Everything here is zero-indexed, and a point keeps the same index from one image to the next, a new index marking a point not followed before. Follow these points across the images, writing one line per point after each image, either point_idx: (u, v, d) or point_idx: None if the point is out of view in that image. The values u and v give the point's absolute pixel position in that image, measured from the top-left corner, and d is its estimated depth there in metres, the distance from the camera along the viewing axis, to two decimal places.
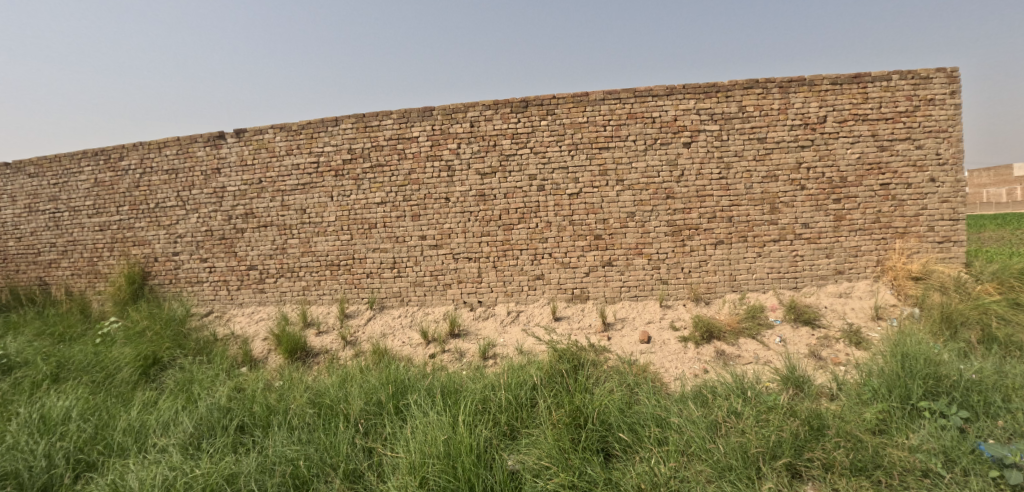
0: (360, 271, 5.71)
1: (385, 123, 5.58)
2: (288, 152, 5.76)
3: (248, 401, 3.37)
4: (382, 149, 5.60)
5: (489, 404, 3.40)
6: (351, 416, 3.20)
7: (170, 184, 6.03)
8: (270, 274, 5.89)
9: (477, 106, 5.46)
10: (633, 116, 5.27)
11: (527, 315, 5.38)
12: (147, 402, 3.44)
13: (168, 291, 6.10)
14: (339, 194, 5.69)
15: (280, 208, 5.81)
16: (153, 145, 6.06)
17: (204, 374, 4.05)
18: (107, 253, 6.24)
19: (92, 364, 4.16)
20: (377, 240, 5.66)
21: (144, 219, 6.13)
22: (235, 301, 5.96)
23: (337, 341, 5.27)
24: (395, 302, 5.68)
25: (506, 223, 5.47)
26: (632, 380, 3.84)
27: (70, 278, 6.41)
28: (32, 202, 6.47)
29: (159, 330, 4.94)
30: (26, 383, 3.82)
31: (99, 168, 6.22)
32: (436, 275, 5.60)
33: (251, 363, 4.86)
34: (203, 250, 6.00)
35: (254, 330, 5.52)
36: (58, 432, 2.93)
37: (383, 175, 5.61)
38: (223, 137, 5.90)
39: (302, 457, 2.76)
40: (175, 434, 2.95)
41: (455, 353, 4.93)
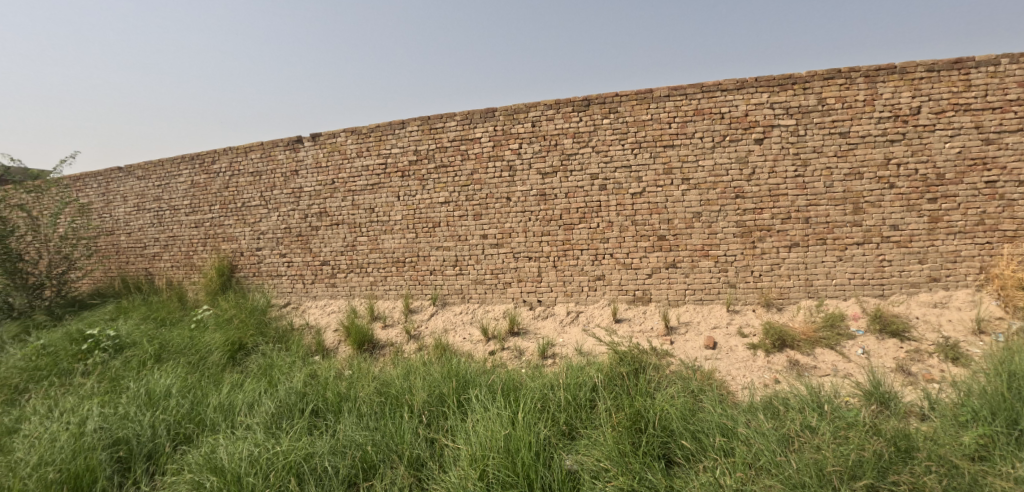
0: (424, 268, 5.91)
1: (449, 124, 5.74)
2: (358, 154, 6.07)
3: (322, 387, 3.59)
4: (446, 150, 5.76)
5: (549, 402, 3.39)
6: (415, 407, 3.30)
7: (254, 185, 6.54)
8: (341, 269, 6.23)
9: (538, 106, 5.49)
10: (700, 112, 5.08)
11: (587, 316, 5.33)
12: (234, 384, 3.75)
13: (251, 283, 6.62)
14: (405, 193, 5.92)
15: (351, 207, 6.13)
16: (240, 150, 6.60)
17: (282, 361, 4.36)
18: (201, 247, 6.87)
19: (188, 347, 4.58)
20: (441, 239, 5.83)
21: (232, 217, 6.68)
22: (310, 294, 6.35)
23: (402, 335, 5.48)
24: (456, 299, 5.82)
25: (567, 222, 5.45)
26: (696, 387, 3.70)
27: (170, 270, 7.11)
28: (140, 202, 7.25)
29: (244, 318, 5.42)
30: (134, 360, 4.27)
31: (195, 171, 6.86)
32: (497, 274, 5.68)
33: (323, 353, 5.17)
34: (282, 246, 6.45)
35: (327, 322, 5.86)
36: (161, 405, 3.24)
37: (447, 175, 5.77)
38: (301, 141, 6.33)
39: (370, 443, 2.85)
40: (258, 414, 3.18)
41: (515, 351, 4.97)
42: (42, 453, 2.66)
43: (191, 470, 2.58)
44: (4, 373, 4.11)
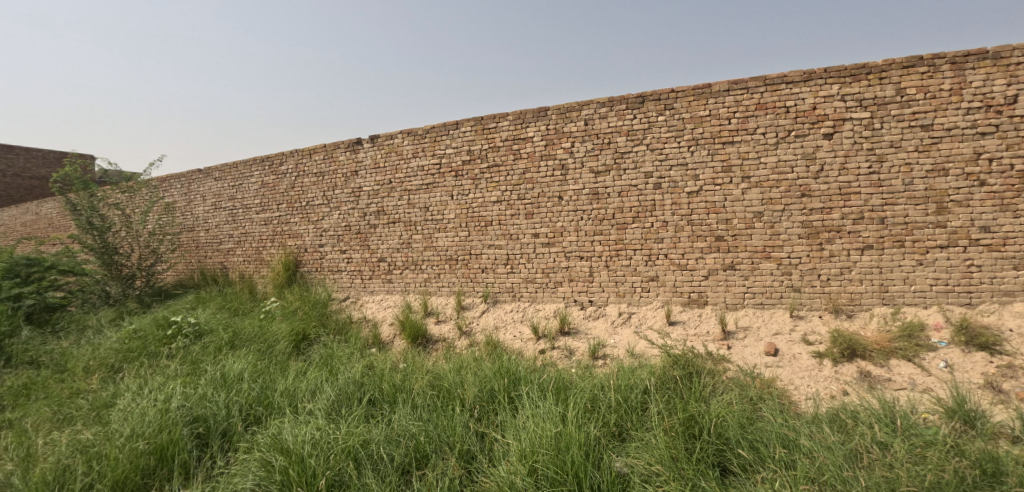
0: (477, 266, 6.01)
1: (502, 124, 5.81)
2: (414, 154, 6.27)
3: (378, 378, 3.74)
4: (498, 150, 5.84)
5: (599, 402, 3.35)
6: (466, 401, 3.37)
7: (318, 185, 6.91)
8: (397, 266, 6.45)
9: (592, 104, 5.44)
10: (763, 107, 4.85)
11: (639, 318, 5.22)
12: (299, 372, 3.98)
13: (314, 278, 6.99)
14: (458, 193, 6.05)
15: (407, 206, 6.34)
16: (305, 152, 6.99)
17: (342, 351, 4.59)
18: (270, 243, 7.34)
19: (259, 336, 4.92)
20: (492, 237, 5.91)
21: (298, 215, 7.08)
22: (368, 289, 6.62)
23: (453, 330, 5.60)
24: (507, 297, 5.87)
25: (620, 222, 5.37)
26: (755, 394, 3.54)
27: (242, 264, 7.64)
28: (217, 201, 7.84)
29: (308, 310, 5.74)
30: (211, 346, 4.62)
31: (265, 172, 7.34)
32: (548, 273, 5.68)
33: (380, 345, 5.38)
34: (343, 243, 6.77)
35: (383, 316, 6.09)
36: (234, 388, 3.49)
37: (499, 174, 5.84)
38: (361, 142, 6.62)
39: (423, 433, 2.93)
40: (320, 400, 3.34)
41: (565, 350, 4.95)
42: (134, 425, 2.93)
43: (259, 447, 2.73)
44: (103, 353, 4.57)
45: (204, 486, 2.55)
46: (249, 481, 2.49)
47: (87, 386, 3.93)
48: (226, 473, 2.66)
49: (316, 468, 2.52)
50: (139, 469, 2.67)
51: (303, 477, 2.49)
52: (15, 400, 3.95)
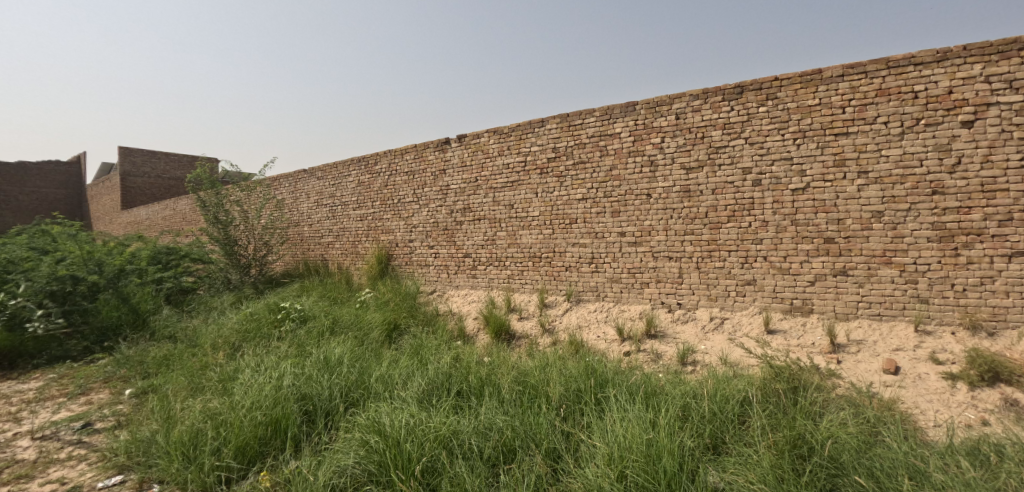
0: (560, 264, 5.97)
1: (588, 120, 5.71)
2: (500, 153, 6.37)
3: (465, 370, 3.84)
4: (584, 147, 5.75)
5: (692, 410, 3.16)
6: (552, 399, 3.36)
7: (409, 183, 7.25)
8: (481, 262, 6.59)
9: (684, 96, 5.18)
10: (884, 93, 4.31)
11: (734, 324, 4.87)
12: (392, 360, 4.19)
13: (404, 271, 7.34)
14: (543, 190, 6.05)
15: (492, 203, 6.46)
16: (398, 152, 7.37)
17: (430, 343, 4.78)
18: (365, 238, 7.83)
19: (356, 323, 5.26)
20: (577, 235, 5.83)
21: (390, 212, 7.49)
22: (453, 284, 6.83)
23: (536, 328, 5.61)
24: (591, 296, 5.76)
25: (714, 221, 5.05)
26: (873, 416, 3.14)
27: (340, 257, 8.23)
28: (319, 198, 8.52)
29: (399, 302, 6.05)
30: (315, 331, 5.02)
31: (362, 172, 7.85)
32: (634, 273, 5.50)
33: (464, 339, 5.53)
34: (431, 239, 7.05)
35: (467, 310, 6.25)
36: (335, 371, 3.75)
37: (585, 171, 5.76)
38: (449, 142, 6.85)
39: (510, 428, 2.94)
40: (411, 387, 3.49)
41: (652, 354, 4.76)
42: (253, 398, 3.23)
43: (358, 427, 2.89)
44: (226, 332, 5.14)
45: (312, 459, 2.75)
46: (351, 457, 2.64)
47: (215, 361, 4.43)
48: (329, 448, 2.84)
49: (411, 453, 2.61)
50: (257, 438, 2.95)
51: (399, 461, 2.59)
52: (159, 369, 4.56)
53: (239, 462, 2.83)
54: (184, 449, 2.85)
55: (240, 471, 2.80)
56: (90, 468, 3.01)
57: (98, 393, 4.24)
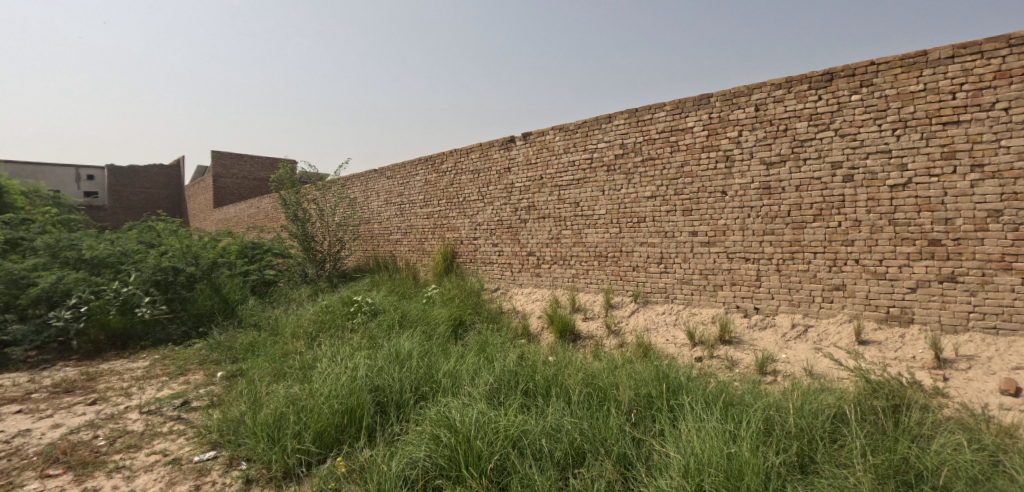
0: (627, 264, 5.79)
1: (658, 115, 5.50)
2: (566, 150, 6.29)
3: (532, 370, 3.82)
4: (653, 142, 5.55)
5: (776, 424, 2.93)
6: (622, 404, 3.25)
7: (474, 182, 7.36)
8: (546, 260, 6.55)
9: (764, 87, 4.84)
10: (1005, 74, 3.77)
11: (819, 332, 4.49)
12: (459, 355, 4.26)
13: (468, 268, 7.45)
14: (610, 188, 5.90)
15: (557, 201, 6.40)
16: (463, 151, 7.50)
17: (495, 340, 4.81)
18: (431, 235, 8.03)
19: (423, 318, 5.41)
20: (645, 235, 5.63)
21: (455, 210, 7.63)
22: (517, 282, 6.84)
23: (601, 328, 5.48)
24: (659, 298, 5.55)
25: (797, 220, 4.68)
26: (993, 443, 2.75)
27: (408, 254, 8.50)
28: (389, 197, 8.85)
29: (464, 299, 6.14)
30: (386, 324, 5.21)
31: (428, 171, 8.07)
32: (706, 275, 5.22)
33: (528, 337, 5.52)
34: (495, 236, 7.10)
35: (531, 309, 6.23)
36: (405, 364, 3.86)
37: (654, 168, 5.55)
38: (514, 140, 6.87)
39: (579, 431, 2.87)
40: (479, 384, 3.51)
41: (726, 360, 4.49)
42: (330, 386, 3.39)
43: (428, 421, 2.94)
44: (305, 322, 5.46)
45: (385, 449, 2.83)
46: (421, 451, 2.69)
47: (295, 349, 4.72)
48: (401, 440, 2.92)
49: (481, 450, 2.61)
50: (335, 425, 3.08)
51: (469, 457, 2.60)
52: (246, 354, 4.92)
53: (317, 447, 2.98)
54: (269, 431, 3.04)
55: (318, 455, 2.95)
56: (188, 442, 3.29)
57: (195, 374, 4.64)
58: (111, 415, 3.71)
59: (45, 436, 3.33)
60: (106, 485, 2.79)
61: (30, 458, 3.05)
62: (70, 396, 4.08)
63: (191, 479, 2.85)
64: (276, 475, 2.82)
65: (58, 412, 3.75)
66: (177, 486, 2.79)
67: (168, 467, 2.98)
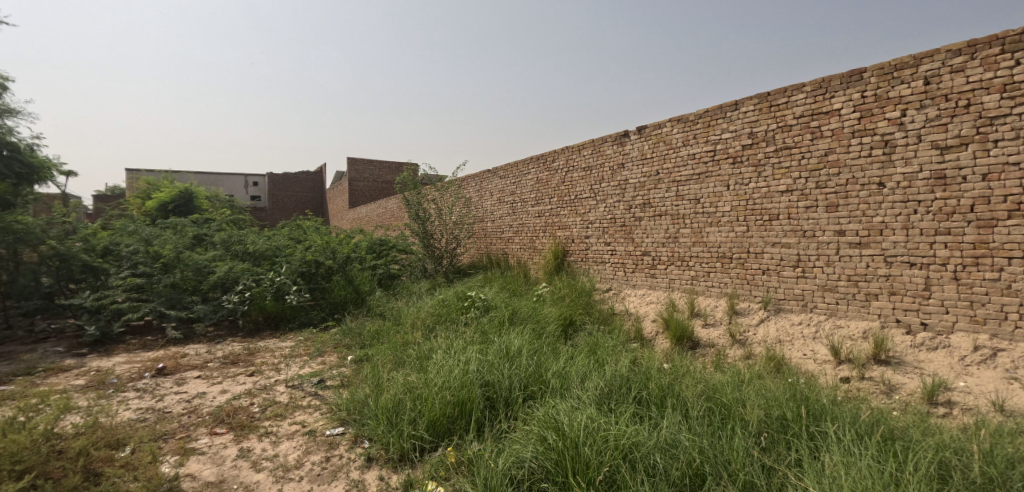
0: (755, 267, 5.22)
1: (796, 98, 4.87)
2: (685, 142, 5.87)
3: (645, 377, 3.60)
4: (789, 130, 4.92)
5: (955, 470, 2.37)
6: (750, 425, 2.91)
7: (586, 179, 7.22)
8: (661, 261, 6.17)
9: (937, 55, 4.01)
10: None
11: (1016, 358, 3.58)
12: (568, 356, 4.19)
13: (579, 267, 7.32)
14: (736, 182, 5.36)
15: (675, 198, 6.00)
16: (575, 148, 7.41)
17: (606, 343, 4.66)
18: (542, 234, 8.06)
19: (533, 316, 5.43)
20: (778, 234, 5.01)
21: (566, 208, 7.57)
22: (630, 283, 6.56)
23: (724, 337, 5.00)
24: (795, 306, 4.90)
25: (984, 217, 3.79)
26: None
27: (519, 252, 8.63)
28: (501, 196, 9.08)
29: (574, 298, 6.05)
30: (497, 320, 5.33)
31: (540, 169, 8.11)
32: (856, 282, 4.48)
33: (642, 341, 5.25)
34: (607, 235, 6.89)
35: (645, 311, 5.93)
36: (515, 361, 3.87)
37: (790, 159, 4.92)
38: (628, 134, 6.59)
39: (698, 449, 2.62)
40: (589, 387, 3.39)
41: (882, 384, 3.80)
42: (443, 377, 3.52)
43: (536, 421, 2.89)
44: (424, 314, 5.81)
45: (492, 445, 2.85)
46: (529, 451, 2.65)
47: (414, 339, 5.03)
48: (509, 437, 2.91)
49: (589, 458, 2.50)
50: (446, 415, 3.19)
51: (577, 464, 2.50)
52: (373, 341, 5.37)
53: (430, 435, 3.11)
54: (388, 415, 3.25)
55: (431, 443, 3.08)
56: (321, 417, 3.66)
57: (330, 356, 5.18)
58: (265, 386, 4.29)
59: (216, 400, 3.96)
60: (257, 446, 3.21)
61: (204, 416, 3.63)
62: (236, 367, 4.81)
63: (323, 450, 3.16)
64: (393, 456, 3.00)
65: (226, 379, 4.44)
66: (311, 455, 3.11)
67: (305, 437, 3.34)
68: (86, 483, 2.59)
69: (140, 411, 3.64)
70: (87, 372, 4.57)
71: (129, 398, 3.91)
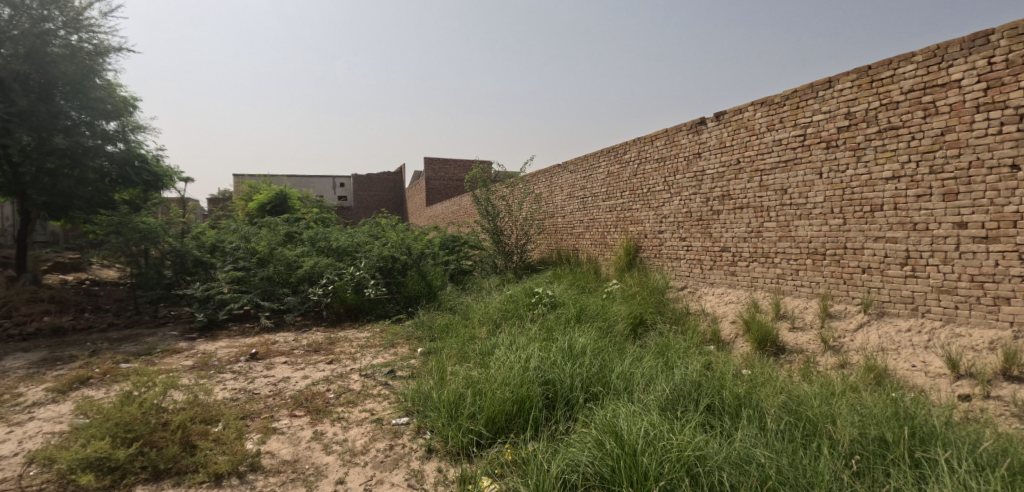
0: (854, 264, 4.64)
1: (904, 70, 4.26)
2: (769, 127, 5.38)
3: (718, 383, 3.34)
4: (896, 107, 4.31)
5: None
6: (840, 445, 2.58)
7: (659, 171, 6.88)
8: (743, 257, 5.71)
9: None
10: None
11: None
12: (635, 357, 4.00)
13: (652, 264, 6.99)
14: (831, 169, 4.81)
15: (758, 188, 5.51)
16: (648, 139, 7.10)
17: (678, 344, 4.39)
18: (613, 229, 7.81)
19: (601, 314, 5.28)
20: (882, 227, 4.42)
21: (639, 201, 7.26)
22: (707, 281, 6.15)
23: (815, 342, 4.51)
24: (902, 310, 4.29)
25: None
26: None
27: (590, 248, 8.43)
28: (572, 190, 8.94)
29: (645, 296, 5.79)
30: (563, 317, 5.24)
31: (611, 162, 7.87)
32: (982, 283, 3.82)
33: (719, 344, 4.89)
34: (682, 230, 6.51)
35: (723, 312, 5.52)
36: (578, 360, 3.76)
37: (897, 141, 4.31)
38: (705, 122, 6.19)
39: (775, 466, 2.36)
40: (654, 391, 3.21)
41: (1014, 406, 3.22)
42: (504, 373, 3.50)
43: (595, 423, 2.77)
44: (491, 309, 5.86)
45: (548, 446, 2.78)
46: (585, 455, 2.54)
47: (480, 334, 5.09)
48: (566, 438, 2.83)
49: (649, 468, 2.35)
50: (505, 413, 3.17)
51: (635, 475, 2.36)
52: (442, 334, 5.51)
53: (488, 431, 3.11)
54: (449, 408, 3.29)
55: (489, 439, 3.08)
56: (389, 406, 3.81)
57: (402, 348, 5.39)
58: (341, 373, 4.56)
59: (298, 384, 4.28)
60: (329, 430, 3.42)
61: (286, 399, 3.94)
62: (317, 355, 5.17)
63: (387, 438, 3.28)
64: (452, 450, 3.05)
65: (308, 366, 4.79)
66: (377, 442, 3.24)
67: (372, 425, 3.49)
68: (183, 454, 2.93)
69: (233, 392, 4.04)
70: (195, 354, 5.16)
71: (225, 379, 4.35)
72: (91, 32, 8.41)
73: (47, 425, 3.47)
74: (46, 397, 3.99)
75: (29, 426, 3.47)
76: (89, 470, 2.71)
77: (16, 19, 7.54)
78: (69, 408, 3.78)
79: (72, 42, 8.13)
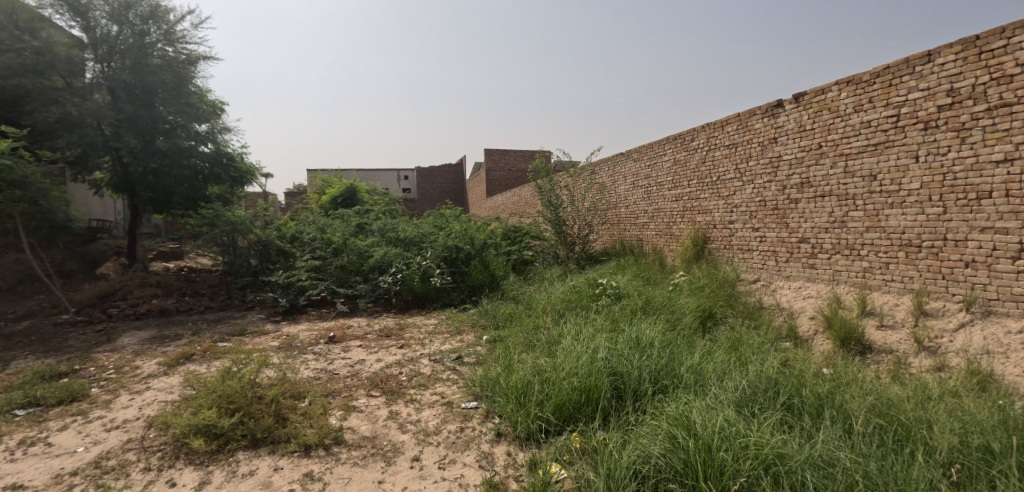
0: (955, 257, 4.21)
1: (1020, 38, 3.78)
2: (856, 108, 4.97)
3: (797, 381, 3.18)
4: (1009, 81, 3.84)
5: None
6: (937, 453, 2.38)
7: (730, 157, 6.57)
8: (824, 249, 5.35)
9: None
10: None
11: None
12: (705, 350, 3.89)
13: (722, 256, 6.70)
14: (929, 152, 4.37)
15: (843, 175, 5.12)
16: (718, 124, 6.79)
17: (751, 339, 4.21)
18: (680, 219, 7.56)
19: (667, 305, 5.17)
20: (990, 216, 3.97)
21: (708, 190, 6.98)
22: (783, 274, 5.81)
23: (907, 341, 4.15)
24: (1013, 309, 3.86)
25: None
26: None
27: (655, 238, 8.20)
28: (635, 180, 8.73)
29: (715, 289, 5.61)
30: (628, 308, 5.17)
31: (678, 150, 7.60)
32: None
33: (796, 341, 4.65)
34: (756, 220, 6.19)
35: (801, 307, 5.21)
36: (646, 352, 3.72)
37: (1011, 119, 3.84)
38: (783, 104, 5.82)
39: (861, 469, 2.23)
40: (727, 386, 3.11)
41: None
42: (572, 362, 3.52)
43: (665, 416, 2.73)
44: (555, 300, 5.89)
45: (618, 436, 2.77)
46: (656, 446, 2.51)
47: (545, 323, 5.14)
48: (636, 430, 2.80)
49: (726, 465, 2.30)
50: (573, 401, 3.20)
51: (709, 469, 2.32)
52: (506, 323, 5.62)
53: (556, 418, 3.15)
54: (517, 395, 3.37)
55: (557, 427, 3.13)
56: (458, 390, 3.95)
57: (467, 335, 5.55)
58: (412, 358, 4.78)
59: (372, 367, 4.53)
60: (404, 410, 3.61)
61: (363, 380, 4.19)
62: (388, 340, 5.45)
63: (457, 421, 3.42)
64: (520, 434, 3.13)
65: (380, 349, 5.06)
66: (448, 424, 3.38)
67: (443, 407, 3.63)
68: (276, 425, 3.21)
69: (316, 371, 4.36)
70: (280, 336, 5.62)
71: (308, 359, 4.70)
72: (183, 43, 9.21)
73: (161, 394, 3.93)
74: (158, 369, 4.52)
75: (147, 394, 3.95)
76: (199, 434, 3.05)
77: (121, 34, 8.52)
78: (178, 380, 4.26)
79: (168, 53, 8.97)
